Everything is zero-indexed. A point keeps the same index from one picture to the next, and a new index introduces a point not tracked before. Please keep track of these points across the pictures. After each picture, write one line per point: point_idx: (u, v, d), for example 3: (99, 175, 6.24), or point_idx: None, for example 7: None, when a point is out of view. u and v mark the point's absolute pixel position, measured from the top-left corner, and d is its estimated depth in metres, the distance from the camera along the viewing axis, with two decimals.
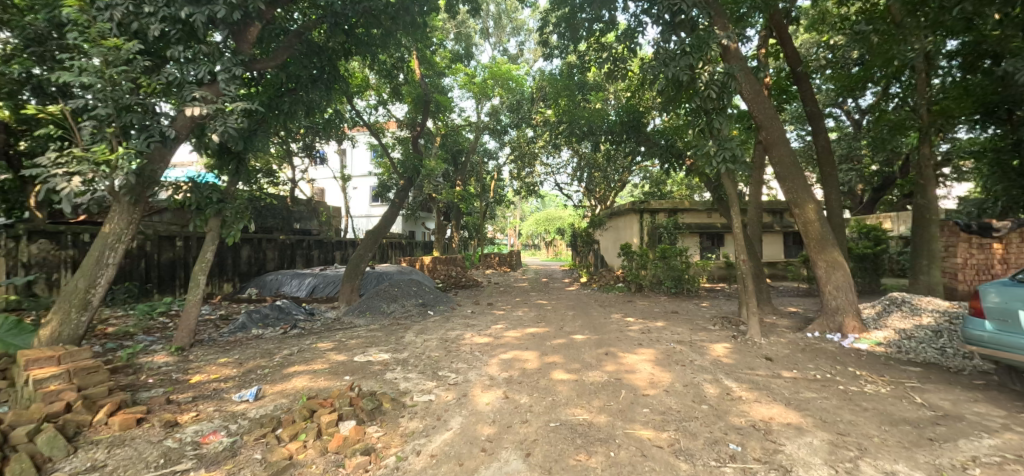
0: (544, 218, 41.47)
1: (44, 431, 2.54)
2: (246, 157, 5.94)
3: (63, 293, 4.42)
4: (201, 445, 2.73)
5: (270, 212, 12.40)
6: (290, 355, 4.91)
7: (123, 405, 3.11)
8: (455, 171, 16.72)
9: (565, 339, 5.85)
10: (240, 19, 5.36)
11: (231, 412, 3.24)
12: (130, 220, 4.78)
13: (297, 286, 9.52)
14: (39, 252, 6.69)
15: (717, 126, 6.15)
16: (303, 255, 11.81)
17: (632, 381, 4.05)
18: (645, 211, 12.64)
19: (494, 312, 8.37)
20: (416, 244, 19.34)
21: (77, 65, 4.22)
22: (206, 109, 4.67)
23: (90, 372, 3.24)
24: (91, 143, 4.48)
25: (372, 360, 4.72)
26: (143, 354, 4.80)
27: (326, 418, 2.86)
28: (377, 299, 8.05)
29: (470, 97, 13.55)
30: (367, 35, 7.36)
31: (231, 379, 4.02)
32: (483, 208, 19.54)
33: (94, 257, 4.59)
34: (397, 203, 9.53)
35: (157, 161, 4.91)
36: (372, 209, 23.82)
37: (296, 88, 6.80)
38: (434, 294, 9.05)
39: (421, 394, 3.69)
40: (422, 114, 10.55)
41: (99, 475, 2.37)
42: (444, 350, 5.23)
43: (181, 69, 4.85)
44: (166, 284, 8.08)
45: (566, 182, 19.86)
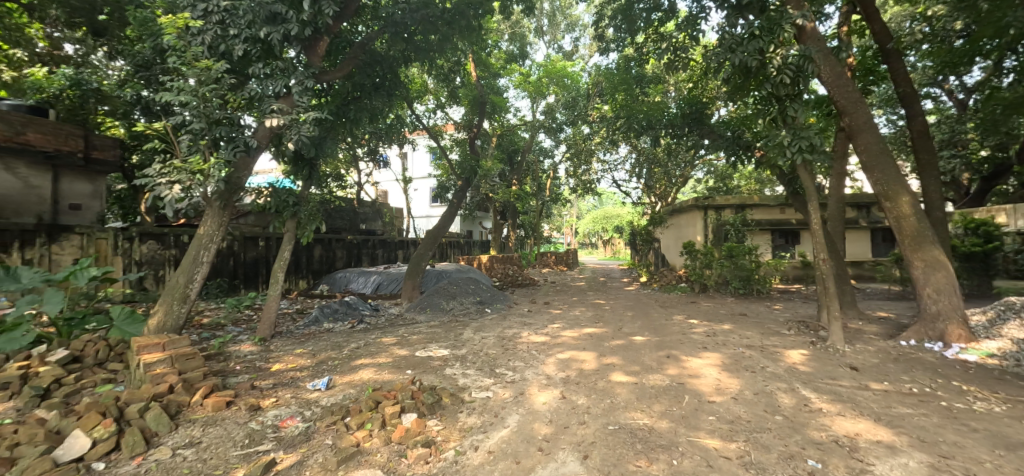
0: (602, 216, 40.64)
1: (151, 408, 2.87)
2: (318, 163, 6.37)
3: (167, 288, 4.98)
4: (280, 428, 2.96)
5: (339, 214, 13.21)
6: (357, 348, 5.20)
7: (214, 388, 3.45)
8: (510, 171, 16.84)
9: (624, 340, 5.69)
10: (311, 35, 5.76)
11: (306, 399, 3.48)
12: (220, 223, 5.28)
13: (363, 283, 10.06)
14: (149, 252, 7.58)
15: (791, 114, 5.66)
16: (368, 254, 12.46)
17: (696, 387, 3.85)
18: (710, 207, 11.99)
19: (550, 311, 8.33)
20: (474, 243, 19.72)
21: (176, 86, 4.75)
22: (283, 120, 5.08)
23: (188, 359, 3.65)
24: (188, 154, 5.01)
25: (432, 355, 4.87)
26: (231, 344, 5.29)
27: (390, 409, 2.98)
28: (437, 296, 8.31)
29: (525, 96, 13.58)
30: (425, 42, 7.58)
31: (306, 369, 4.32)
32: (539, 206, 19.55)
33: (191, 256, 5.13)
34: (455, 204, 9.80)
35: (242, 169, 5.39)
36: (432, 210, 24.65)
37: (361, 96, 7.21)
38: (491, 293, 9.13)
39: (479, 391, 3.75)
40: (479, 115, 10.75)
41: (196, 450, 2.65)
42: (501, 348, 5.28)
43: (261, 85, 5.30)
44: (251, 280, 8.86)
45: (625, 179, 19.33)
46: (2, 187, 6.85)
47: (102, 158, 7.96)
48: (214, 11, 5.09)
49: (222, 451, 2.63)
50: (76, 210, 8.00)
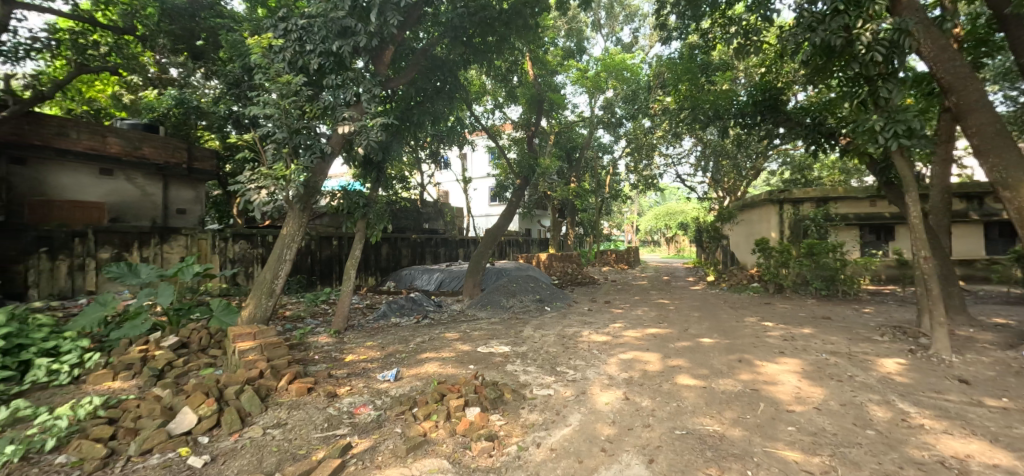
0: (664, 212, 39.04)
1: (245, 391, 3.18)
2: (384, 166, 6.72)
3: (256, 284, 5.50)
4: (354, 415, 3.16)
5: (404, 214, 13.84)
6: (422, 343, 5.42)
7: (298, 375, 3.74)
8: (568, 168, 16.66)
9: (691, 342, 5.45)
10: (378, 44, 6.06)
11: (377, 389, 3.69)
12: (300, 223, 5.72)
13: (427, 280, 10.48)
14: (241, 250, 8.38)
15: (884, 95, 5.11)
16: (431, 252, 12.94)
17: (773, 394, 3.59)
18: (786, 201, 11.04)
19: (611, 311, 8.16)
20: (533, 241, 19.76)
21: (262, 100, 5.22)
22: (353, 126, 5.40)
23: (274, 347, 4.00)
24: (273, 162, 5.48)
25: (494, 351, 4.96)
26: (310, 335, 5.72)
27: (455, 402, 3.07)
28: (497, 294, 8.44)
29: (583, 92, 13.36)
30: (484, 44, 7.73)
31: (376, 361, 4.58)
32: (599, 204, 19.22)
33: (276, 254, 5.61)
34: (514, 203, 9.90)
35: (318, 174, 5.80)
36: (492, 209, 25.11)
37: (423, 100, 7.51)
38: (550, 291, 9.10)
39: (540, 388, 3.76)
40: (537, 113, 10.76)
41: (283, 430, 2.91)
42: (562, 346, 5.26)
43: (334, 94, 5.67)
44: (326, 276, 9.53)
45: (689, 173, 18.43)
46: (124, 196, 8.00)
47: (202, 167, 8.96)
48: (292, 30, 5.53)
49: (305, 433, 2.87)
50: (182, 214, 9.02)
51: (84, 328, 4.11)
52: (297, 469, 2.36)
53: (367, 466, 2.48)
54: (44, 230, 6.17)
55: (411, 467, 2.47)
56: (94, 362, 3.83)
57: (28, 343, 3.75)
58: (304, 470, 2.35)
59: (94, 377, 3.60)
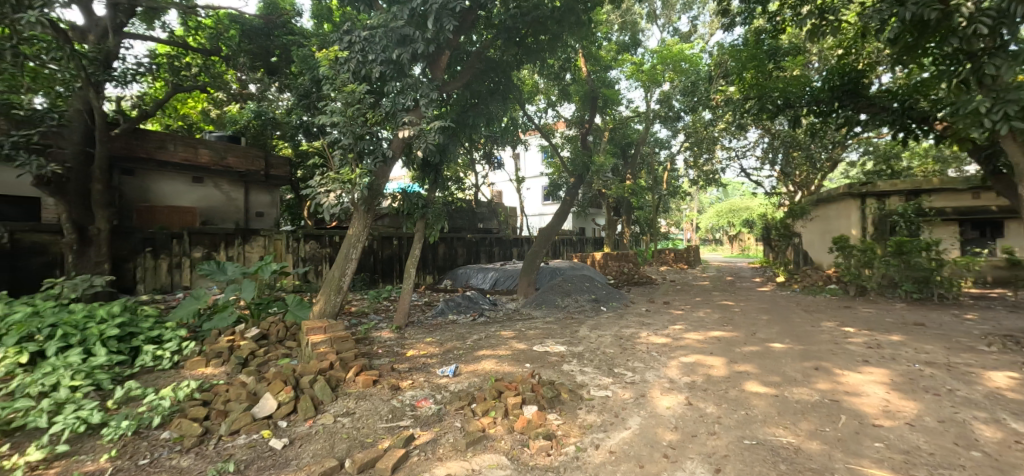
0: (726, 209, 36.87)
1: (318, 380, 3.40)
2: (441, 168, 6.92)
3: (326, 281, 5.87)
4: (416, 408, 3.29)
5: (459, 214, 14.19)
6: (479, 340, 5.53)
7: (364, 367, 3.95)
8: (623, 165, 16.20)
9: (760, 346, 5.13)
10: (434, 50, 6.23)
11: (437, 384, 3.81)
12: (364, 224, 6.03)
13: (482, 279, 10.71)
14: (311, 250, 8.94)
15: (990, 72, 4.51)
16: (486, 251, 13.16)
17: (856, 406, 3.29)
18: (870, 195, 10.04)
19: (670, 312, 7.86)
20: (588, 240, 19.45)
21: (329, 109, 5.55)
22: (412, 130, 5.60)
23: (342, 341, 4.25)
24: (340, 167, 5.84)
25: (549, 351, 4.95)
26: (374, 330, 6.02)
27: (512, 400, 3.10)
28: (552, 293, 8.42)
29: (638, 86, 12.96)
30: (536, 43, 7.73)
31: (435, 356, 4.73)
32: (656, 201, 18.58)
33: (343, 253, 5.95)
34: (568, 201, 9.83)
35: (381, 177, 6.08)
36: (546, 208, 25.06)
37: (478, 102, 7.66)
38: (606, 290, 8.94)
39: (598, 389, 3.70)
40: (591, 110, 10.59)
41: (351, 418, 3.09)
42: (619, 347, 5.15)
43: (394, 100, 5.90)
44: (388, 274, 9.98)
45: (755, 167, 17.29)
46: (212, 201, 8.87)
47: (278, 173, 9.74)
48: (356, 41, 5.82)
49: (372, 422, 3.03)
50: (261, 216, 9.82)
51: (182, 319, 4.59)
52: (366, 456, 2.49)
53: (429, 458, 2.57)
54: (148, 233, 6.98)
55: (470, 461, 2.52)
56: (190, 350, 4.27)
57: (137, 332, 4.26)
58: (372, 458, 2.48)
59: (190, 363, 4.01)
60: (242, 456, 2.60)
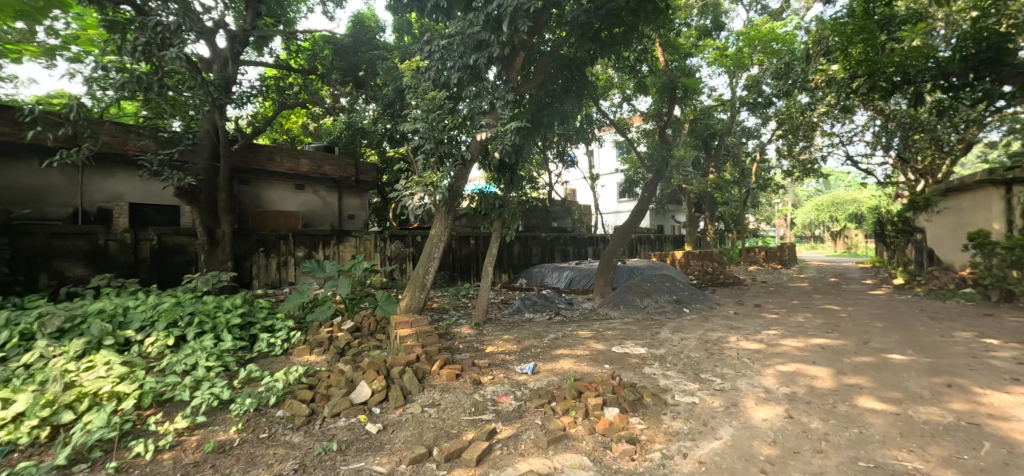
0: (827, 202, 33.15)
1: (407, 371, 3.62)
2: (517, 168, 7.03)
3: (411, 278, 6.23)
4: (497, 403, 3.37)
5: (533, 214, 14.31)
6: (556, 339, 5.53)
7: (447, 361, 4.12)
8: (706, 158, 15.17)
9: (875, 357, 4.54)
10: (509, 52, 6.32)
11: (516, 380, 3.87)
12: (446, 225, 6.30)
13: (557, 278, 10.73)
14: (396, 250, 9.52)
15: None
16: (560, 250, 13.14)
17: (1006, 433, 2.79)
18: (1018, 182, 8.50)
19: (762, 315, 7.24)
20: (667, 238, 18.57)
21: (412, 116, 5.88)
22: (489, 132, 5.71)
23: (427, 335, 4.47)
24: (423, 171, 6.17)
25: (629, 352, 4.81)
26: (454, 326, 6.27)
27: (592, 400, 3.05)
28: (630, 293, 8.16)
29: (722, 71, 12.08)
30: (611, 37, 7.55)
31: (513, 353, 4.81)
32: (743, 195, 17.26)
33: (426, 252, 6.28)
34: (646, 198, 9.49)
35: (460, 179, 6.29)
36: (621, 205, 24.36)
37: (552, 101, 7.65)
38: (689, 291, 8.49)
39: (683, 395, 3.52)
40: (669, 102, 10.09)
41: (438, 409, 3.25)
42: (706, 351, 4.85)
43: (473, 105, 6.08)
44: (466, 273, 10.32)
45: (864, 154, 15.30)
46: (312, 206, 9.82)
47: (367, 179, 10.54)
48: (435, 50, 6.08)
49: (456, 414, 3.16)
50: (352, 219, 10.66)
51: (290, 310, 5.14)
52: (452, 446, 2.61)
53: (512, 452, 2.63)
54: (261, 235, 7.91)
55: (552, 459, 2.53)
56: (297, 339, 4.75)
57: (255, 321, 4.85)
58: (458, 448, 2.59)
59: (296, 350, 4.47)
60: (343, 436, 2.86)
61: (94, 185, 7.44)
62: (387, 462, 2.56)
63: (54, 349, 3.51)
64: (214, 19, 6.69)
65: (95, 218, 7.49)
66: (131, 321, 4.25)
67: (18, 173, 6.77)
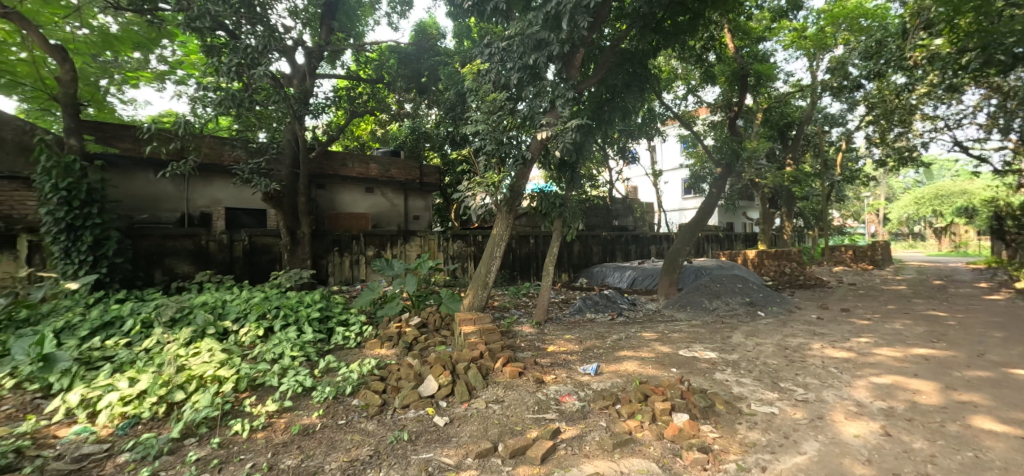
0: (928, 194, 29.45)
1: (472, 368, 3.70)
2: (578, 166, 6.96)
3: (475, 277, 6.38)
4: (561, 402, 3.36)
5: (593, 212, 14.07)
6: (619, 340, 5.40)
7: (510, 358, 4.16)
8: (781, 150, 14.07)
9: (993, 372, 3.96)
10: (569, 49, 6.26)
11: (579, 381, 3.83)
12: (507, 224, 6.38)
13: (619, 278, 10.49)
14: (458, 249, 9.77)
15: None
16: (622, 249, 12.83)
17: None
18: None
19: (851, 321, 6.58)
20: (737, 236, 17.48)
21: (474, 119, 6.02)
22: (550, 131, 5.70)
23: (490, 333, 4.54)
24: (485, 172, 6.30)
25: (698, 356, 4.59)
26: (516, 324, 6.32)
27: (660, 405, 2.95)
28: (698, 295, 7.77)
29: (800, 54, 11.27)
30: (675, 26, 7.26)
31: (575, 353, 4.76)
32: (825, 188, 15.81)
33: (489, 252, 6.39)
34: (714, 195, 9.01)
35: (521, 179, 6.34)
36: (686, 202, 23.30)
37: (613, 96, 7.49)
38: (764, 293, 7.94)
39: (760, 404, 3.30)
40: (739, 91, 9.47)
41: (502, 406, 3.30)
42: (785, 358, 4.50)
43: (533, 104, 6.09)
44: (526, 272, 10.39)
45: (977, 138, 13.40)
46: (381, 208, 10.37)
47: (431, 181, 10.93)
48: (495, 52, 6.15)
49: (519, 412, 3.19)
50: (417, 219, 11.08)
51: (362, 306, 5.47)
52: (516, 443, 2.64)
53: (576, 453, 2.61)
54: (336, 235, 8.46)
55: (619, 463, 2.48)
56: (369, 333, 5.04)
57: (332, 315, 5.21)
58: (522, 445, 2.62)
59: (369, 343, 4.73)
60: (413, 427, 2.99)
61: (198, 192, 8.38)
62: (454, 455, 2.65)
63: (168, 335, 4.00)
64: (294, 37, 7.27)
65: (198, 222, 8.42)
66: (228, 312, 4.73)
67: (139, 183, 7.80)
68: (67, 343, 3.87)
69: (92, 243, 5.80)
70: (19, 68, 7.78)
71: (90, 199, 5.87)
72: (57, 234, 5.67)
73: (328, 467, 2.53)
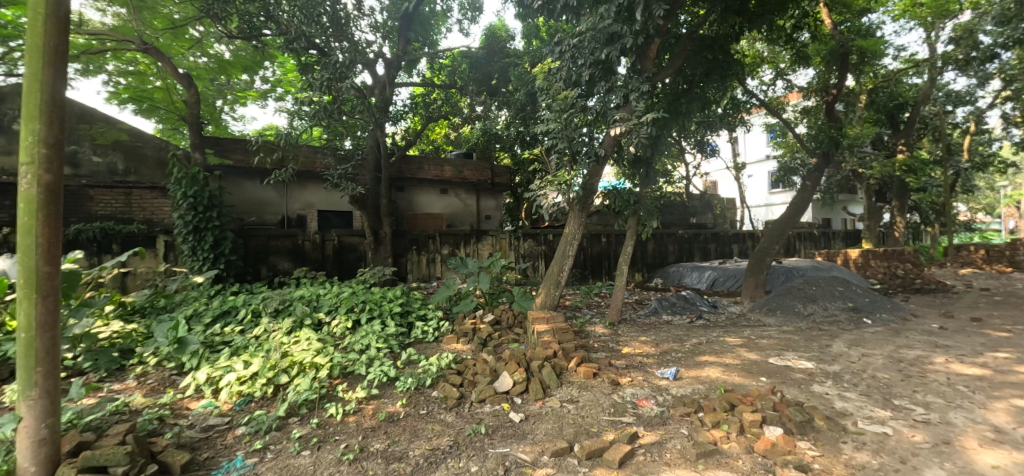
0: None
1: (546, 366, 3.71)
2: (653, 162, 6.66)
3: (547, 276, 6.39)
4: (638, 406, 3.26)
5: (668, 209, 13.45)
6: (699, 344, 5.11)
7: (584, 359, 4.11)
8: (890, 136, 12.44)
9: None
10: (643, 41, 6.03)
11: (657, 385, 3.69)
12: (580, 223, 6.31)
13: (698, 279, 9.93)
14: (529, 248, 9.83)
15: None
16: (700, 248, 12.14)
17: None
18: None
19: (984, 332, 5.65)
20: (836, 234, 15.74)
21: (546, 118, 6.06)
22: (623, 127, 5.52)
23: (563, 332, 4.51)
24: (557, 170, 6.28)
25: (791, 365, 4.21)
26: (588, 324, 6.22)
27: (749, 416, 2.75)
28: (790, 298, 7.12)
29: (915, 25, 9.88)
30: (762, 6, 6.72)
31: (652, 356, 4.58)
32: (948, 178, 13.71)
33: (561, 250, 6.37)
34: (809, 188, 8.20)
35: (594, 177, 6.22)
36: (774, 197, 21.48)
37: (692, 86, 7.09)
38: (871, 299, 7.08)
39: (869, 422, 2.95)
40: (839, 71, 8.50)
41: (576, 406, 3.28)
42: (899, 373, 3.98)
43: (605, 100, 5.95)
44: (598, 271, 10.20)
45: None
46: (455, 209, 10.76)
47: (502, 181, 11.12)
48: (566, 49, 6.09)
49: (595, 413, 3.15)
50: (489, 219, 11.33)
51: (439, 302, 5.72)
52: (593, 445, 2.61)
53: (656, 460, 2.52)
54: (413, 235, 8.90)
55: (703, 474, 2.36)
56: (445, 328, 5.25)
57: (411, 311, 5.50)
58: (599, 447, 2.58)
59: (446, 338, 4.93)
60: (490, 421, 3.07)
61: (295, 196, 9.28)
62: (530, 451, 2.68)
63: (273, 325, 4.47)
64: (376, 50, 7.77)
65: (295, 223, 9.33)
66: (322, 305, 5.17)
67: (248, 190, 8.81)
68: (195, 329, 4.49)
69: (213, 243, 6.65)
70: (155, 95, 9.15)
71: (210, 204, 6.72)
72: (186, 234, 6.59)
73: (412, 454, 2.68)
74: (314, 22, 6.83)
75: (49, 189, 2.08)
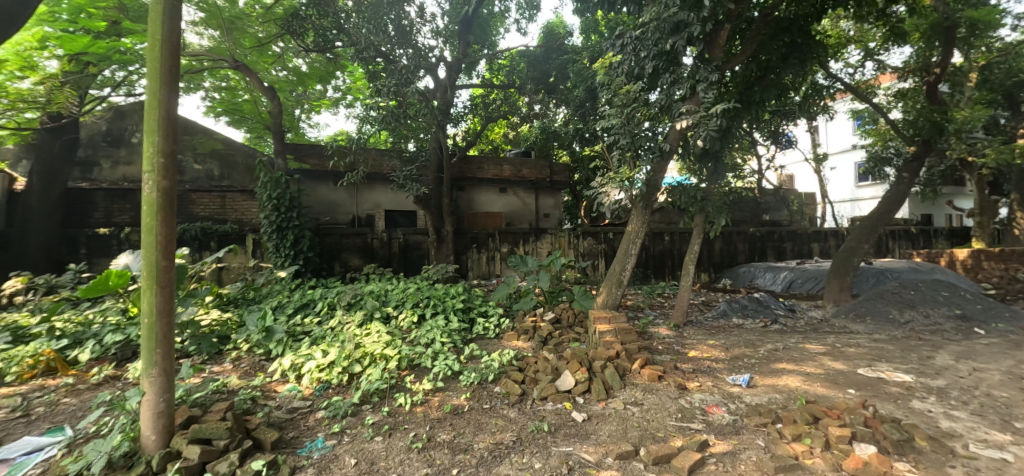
0: None
1: (609, 367, 3.63)
2: (723, 156, 6.19)
3: (609, 275, 6.26)
4: (707, 413, 3.11)
5: (738, 205, 12.67)
6: (775, 350, 4.76)
7: (648, 361, 3.98)
8: (1009, 118, 10.84)
9: None
10: (711, 28, 5.70)
11: (729, 392, 3.49)
12: (643, 220, 6.11)
13: (772, 280, 9.26)
14: (588, 246, 9.70)
15: None
16: (774, 247, 11.33)
17: None
18: None
19: None
20: (938, 231, 14.01)
21: (607, 114, 5.97)
22: (689, 120, 5.26)
23: (626, 333, 4.40)
24: (619, 167, 6.13)
25: (885, 378, 3.80)
26: (651, 325, 6.03)
27: (836, 431, 2.52)
28: (882, 303, 6.44)
29: None
30: None
31: (722, 361, 4.35)
32: None
33: (623, 249, 6.21)
34: (905, 181, 7.36)
35: (658, 172, 5.98)
36: (861, 191, 19.52)
37: (766, 73, 6.58)
38: (985, 306, 6.21)
39: (984, 446, 2.59)
40: (943, 47, 7.54)
41: (640, 409, 3.19)
42: (1022, 391, 3.46)
43: (670, 92, 5.72)
44: (661, 271, 9.84)
45: None
46: (514, 207, 10.85)
47: (561, 179, 11.06)
48: (628, 42, 5.90)
49: (661, 417, 3.05)
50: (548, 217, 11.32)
51: (499, 299, 5.80)
52: (660, 450, 2.53)
53: (729, 471, 2.39)
54: (474, 233, 9.10)
55: None
56: (505, 325, 5.31)
57: (473, 307, 5.63)
58: (667, 453, 2.50)
59: (507, 335, 4.99)
60: (552, 420, 3.07)
61: (364, 197, 9.83)
62: (594, 452, 2.65)
63: (347, 317, 4.78)
64: (437, 55, 8.02)
65: (365, 222, 9.88)
66: (390, 300, 5.45)
67: (322, 192, 9.47)
68: (280, 319, 4.91)
69: (293, 240, 7.22)
70: (244, 107, 10.09)
71: (291, 205, 7.31)
72: (271, 233, 7.22)
73: (477, 446, 2.75)
74: (381, 31, 7.14)
75: (165, 194, 2.36)
